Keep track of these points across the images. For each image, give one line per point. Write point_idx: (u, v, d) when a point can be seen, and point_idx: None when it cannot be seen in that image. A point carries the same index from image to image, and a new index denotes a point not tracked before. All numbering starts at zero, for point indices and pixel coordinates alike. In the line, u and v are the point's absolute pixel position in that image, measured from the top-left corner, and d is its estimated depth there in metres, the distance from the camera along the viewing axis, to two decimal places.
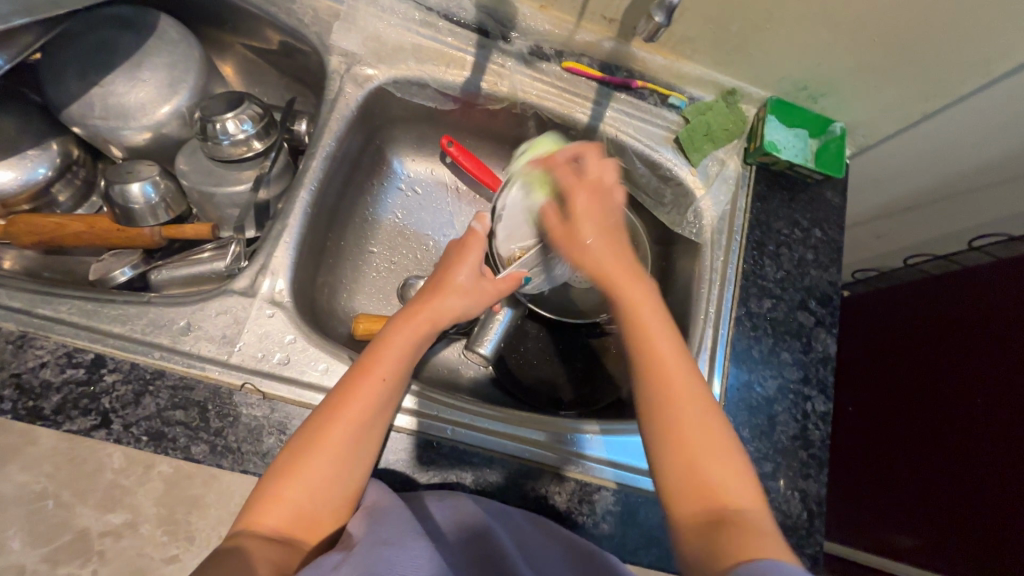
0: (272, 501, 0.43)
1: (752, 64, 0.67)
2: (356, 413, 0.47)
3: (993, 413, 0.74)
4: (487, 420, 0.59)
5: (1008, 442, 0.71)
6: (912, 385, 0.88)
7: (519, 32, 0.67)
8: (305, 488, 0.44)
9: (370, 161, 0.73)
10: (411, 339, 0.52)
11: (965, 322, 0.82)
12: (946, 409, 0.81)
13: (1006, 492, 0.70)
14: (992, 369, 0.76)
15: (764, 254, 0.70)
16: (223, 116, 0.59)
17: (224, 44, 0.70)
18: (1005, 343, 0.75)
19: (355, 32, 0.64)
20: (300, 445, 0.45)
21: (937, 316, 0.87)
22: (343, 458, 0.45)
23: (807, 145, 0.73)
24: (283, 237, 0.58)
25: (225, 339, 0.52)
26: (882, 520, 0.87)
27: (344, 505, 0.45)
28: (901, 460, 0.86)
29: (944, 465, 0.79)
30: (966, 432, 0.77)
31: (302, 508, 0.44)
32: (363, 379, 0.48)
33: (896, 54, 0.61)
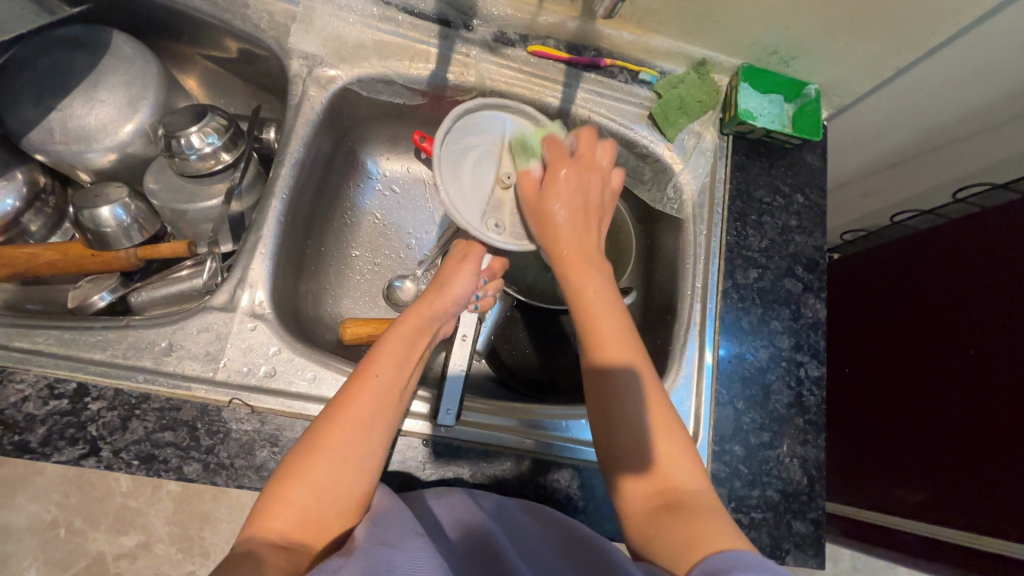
0: (277, 505, 0.42)
1: (721, 33, 0.66)
2: (357, 412, 0.47)
3: (991, 358, 0.74)
4: (483, 415, 0.59)
5: (1009, 386, 0.71)
6: (909, 341, 0.87)
7: (481, 19, 0.66)
8: (308, 490, 0.43)
9: (343, 164, 0.72)
10: (406, 337, 0.53)
11: (957, 273, 0.82)
12: (944, 360, 0.81)
13: (1009, 443, 0.70)
14: (988, 316, 0.76)
15: (747, 224, 0.69)
16: (187, 131, 0.59)
17: (183, 57, 0.69)
18: (1000, 290, 0.75)
19: (313, 33, 0.63)
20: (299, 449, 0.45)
21: (929, 270, 0.87)
22: (346, 460, 0.45)
23: (783, 110, 0.72)
24: (259, 249, 0.57)
25: (208, 356, 0.52)
26: (886, 477, 0.88)
27: (352, 508, 0.44)
28: (903, 416, 0.86)
29: (946, 415, 0.79)
30: (965, 381, 0.77)
31: (308, 509, 0.42)
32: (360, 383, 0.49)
33: (865, 9, 0.60)
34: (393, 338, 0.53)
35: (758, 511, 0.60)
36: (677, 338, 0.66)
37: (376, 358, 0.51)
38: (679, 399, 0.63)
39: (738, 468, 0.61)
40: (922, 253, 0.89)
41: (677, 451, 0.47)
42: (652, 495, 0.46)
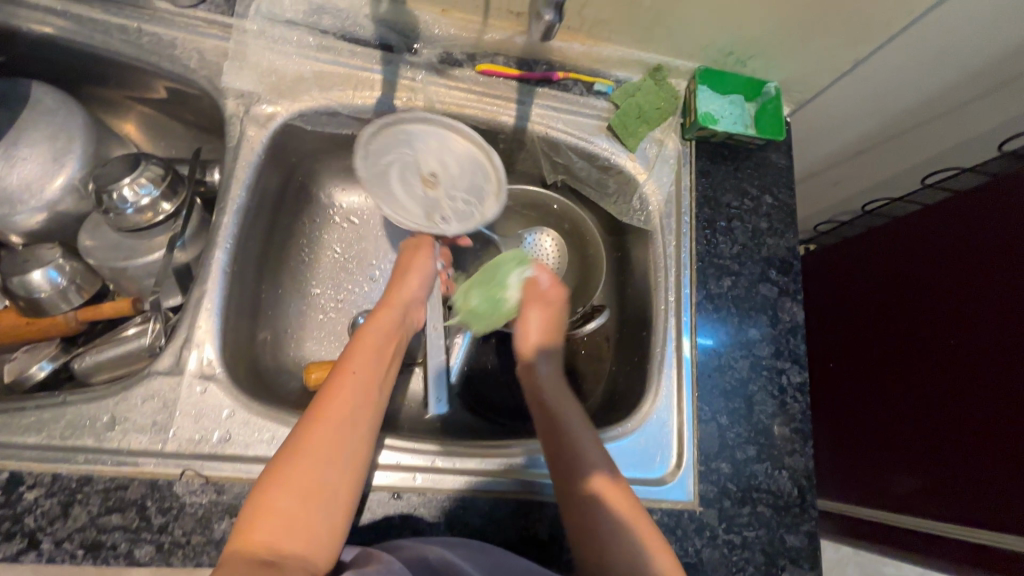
0: (263, 514, 0.41)
1: (673, 38, 0.64)
2: (333, 412, 0.47)
3: (978, 342, 0.72)
4: (463, 459, 0.56)
5: (1001, 370, 0.69)
6: (894, 329, 0.86)
7: (425, 42, 0.63)
8: (292, 497, 0.42)
9: (294, 200, 0.69)
10: (377, 337, 0.54)
11: (938, 256, 0.80)
12: (931, 346, 0.79)
13: (999, 432, 0.69)
14: (973, 299, 0.74)
15: (716, 231, 0.67)
16: (118, 182, 0.55)
17: (115, 103, 0.65)
18: (984, 272, 0.73)
19: (248, 69, 0.59)
20: (280, 454, 0.45)
21: (909, 254, 0.85)
22: (329, 459, 0.45)
23: (744, 110, 0.70)
24: (204, 304, 0.53)
25: (156, 427, 0.48)
26: (879, 470, 0.86)
27: (339, 511, 0.44)
28: (893, 405, 0.84)
29: (937, 402, 0.77)
30: (954, 367, 0.75)
31: (294, 516, 0.42)
32: (339, 383, 0.49)
33: (817, 4, 0.58)
34: (364, 339, 0.53)
35: (750, 530, 0.58)
36: (655, 355, 0.63)
37: (349, 359, 0.52)
38: (661, 420, 0.61)
39: (726, 486, 0.59)
40: (900, 238, 0.87)
41: (648, 529, 0.50)
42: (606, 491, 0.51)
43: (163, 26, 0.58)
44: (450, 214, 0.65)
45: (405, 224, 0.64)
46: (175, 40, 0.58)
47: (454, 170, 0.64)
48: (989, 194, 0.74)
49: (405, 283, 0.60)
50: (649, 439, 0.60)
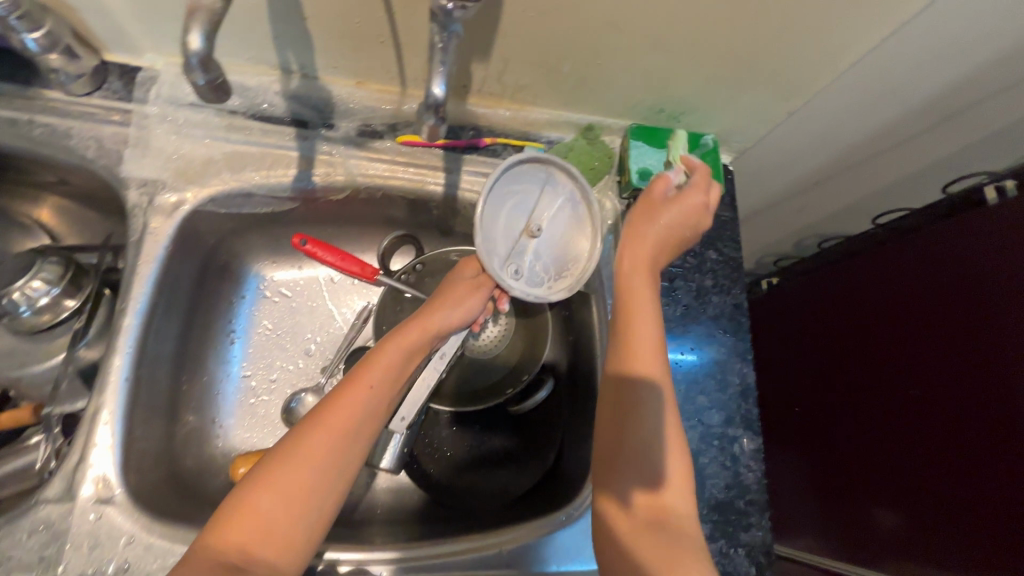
0: (243, 512, 0.43)
1: (601, 98, 0.62)
2: (333, 432, 0.46)
3: (947, 381, 0.69)
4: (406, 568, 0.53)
5: (970, 415, 0.66)
6: (861, 367, 0.83)
7: (342, 116, 0.61)
8: (274, 501, 0.44)
9: (215, 281, 0.65)
10: (403, 350, 0.51)
11: (896, 296, 0.78)
12: (900, 385, 0.76)
13: (971, 488, 0.66)
14: (937, 337, 0.71)
15: (658, 293, 0.65)
16: (12, 287, 0.52)
17: (18, 193, 0.62)
18: (945, 308, 0.70)
19: (150, 156, 0.56)
20: (277, 458, 0.45)
21: (871, 290, 0.83)
22: (315, 482, 0.45)
23: (685, 162, 0.67)
24: (102, 417, 0.49)
25: (44, 563, 0.45)
26: (853, 517, 0.84)
27: (318, 526, 0.46)
28: (867, 446, 0.81)
29: (910, 442, 0.74)
30: (925, 406, 0.72)
31: (270, 519, 0.43)
32: (347, 391, 0.48)
33: (742, 64, 0.56)
34: (389, 349, 0.51)
35: None
36: None
37: (371, 368, 0.50)
38: None
39: None
40: (862, 271, 0.84)
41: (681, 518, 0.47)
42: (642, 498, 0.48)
43: (54, 116, 0.55)
44: (527, 269, 0.55)
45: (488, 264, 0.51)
46: (70, 130, 0.55)
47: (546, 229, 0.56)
48: (944, 236, 0.72)
49: (453, 297, 0.56)
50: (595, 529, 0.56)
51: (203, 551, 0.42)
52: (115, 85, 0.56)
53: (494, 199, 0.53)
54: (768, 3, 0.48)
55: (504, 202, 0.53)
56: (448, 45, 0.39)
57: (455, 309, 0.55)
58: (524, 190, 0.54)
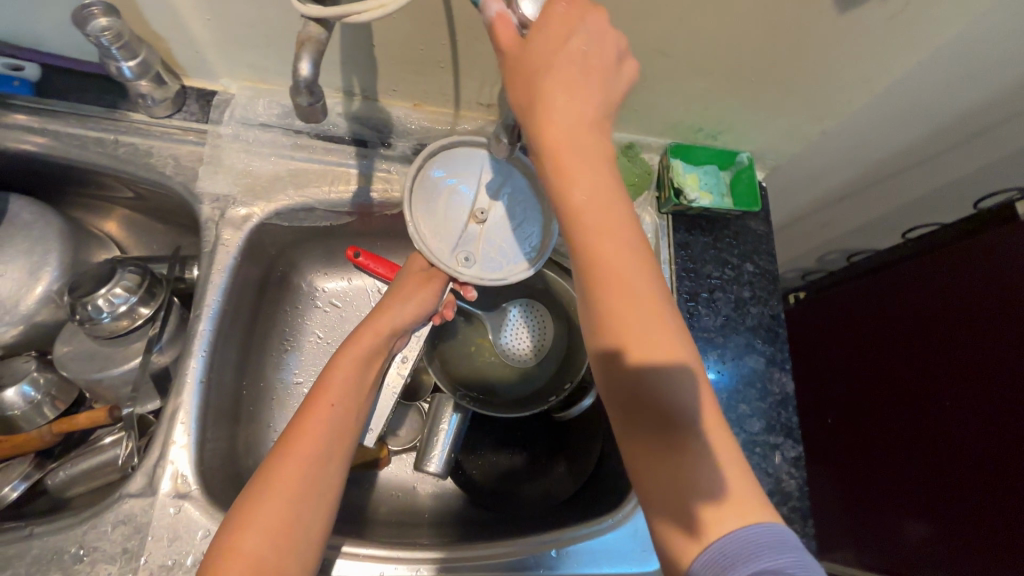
0: (233, 558, 0.41)
1: (642, 118, 0.65)
2: (308, 454, 0.46)
3: (967, 391, 0.72)
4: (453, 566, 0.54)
5: (994, 427, 0.68)
6: (883, 381, 0.85)
7: (399, 135, 0.64)
8: (261, 537, 0.42)
9: (275, 290, 0.69)
10: (359, 358, 0.52)
11: (920, 308, 0.80)
12: (921, 396, 0.78)
13: (993, 499, 0.68)
14: (953, 349, 0.74)
15: (699, 303, 0.67)
16: (93, 295, 0.55)
17: (96, 206, 0.66)
18: (961, 321, 0.73)
19: (222, 173, 0.60)
20: (254, 497, 0.44)
21: (893, 301, 0.84)
22: (300, 500, 0.44)
23: (720, 178, 0.70)
24: (179, 416, 0.53)
25: (127, 554, 0.47)
26: (879, 524, 0.85)
27: (313, 547, 0.45)
28: (892, 458, 0.83)
29: (933, 454, 0.76)
30: (947, 417, 0.74)
31: (263, 557, 0.41)
32: (310, 416, 0.48)
33: (780, 88, 0.59)
34: (346, 360, 0.51)
35: None
36: None
37: (327, 386, 0.50)
38: None
39: None
40: (884, 285, 0.86)
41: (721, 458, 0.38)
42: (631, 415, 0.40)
43: (138, 136, 0.59)
44: (480, 255, 0.56)
45: (431, 260, 0.55)
46: (151, 148, 0.59)
47: (497, 211, 0.57)
48: (966, 252, 0.73)
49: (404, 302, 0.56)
50: (638, 531, 0.58)
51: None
52: (193, 107, 0.61)
53: (419, 196, 0.55)
54: (808, 31, 0.51)
55: (431, 198, 0.56)
56: None
57: (408, 305, 0.56)
58: (458, 180, 0.57)
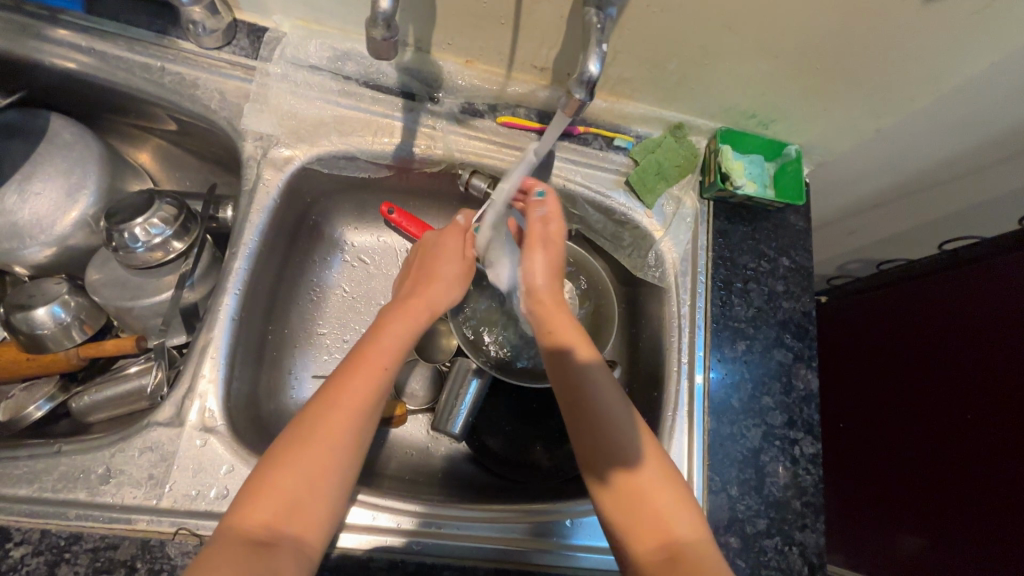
0: (267, 493, 0.40)
1: (696, 98, 0.64)
2: (356, 405, 0.45)
3: (986, 390, 0.69)
4: (452, 523, 0.54)
5: (1004, 440, 0.65)
6: (897, 385, 0.82)
7: (447, 91, 0.63)
8: (297, 481, 0.41)
9: (308, 238, 0.68)
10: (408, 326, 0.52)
11: (942, 315, 0.77)
12: (938, 398, 0.75)
13: (992, 515, 0.66)
14: (979, 348, 0.71)
15: (732, 293, 0.66)
16: (131, 223, 0.53)
17: (134, 135, 0.66)
18: (989, 317, 0.70)
19: (267, 112, 0.59)
20: (298, 440, 0.42)
21: (916, 306, 0.82)
22: (340, 448, 0.43)
23: (764, 169, 0.69)
24: (209, 351, 0.53)
25: (152, 481, 0.47)
26: (866, 528, 0.84)
27: (341, 496, 0.43)
28: (892, 462, 0.81)
29: (951, 457, 0.72)
30: (965, 418, 0.71)
31: (296, 501, 0.41)
32: (360, 368, 0.47)
33: (845, 78, 0.58)
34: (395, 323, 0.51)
35: None
36: (666, 423, 0.62)
37: (383, 337, 0.49)
38: None
39: (735, 562, 0.58)
40: (909, 289, 0.83)
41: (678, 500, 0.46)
42: (654, 552, 0.44)
43: (185, 66, 0.58)
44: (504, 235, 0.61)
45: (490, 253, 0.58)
46: (197, 80, 0.58)
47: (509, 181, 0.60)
48: (1000, 261, 0.70)
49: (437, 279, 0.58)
50: None
51: (225, 535, 0.39)
52: (243, 42, 0.60)
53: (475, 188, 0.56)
54: (887, 18, 0.49)
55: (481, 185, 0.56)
56: (605, 26, 0.40)
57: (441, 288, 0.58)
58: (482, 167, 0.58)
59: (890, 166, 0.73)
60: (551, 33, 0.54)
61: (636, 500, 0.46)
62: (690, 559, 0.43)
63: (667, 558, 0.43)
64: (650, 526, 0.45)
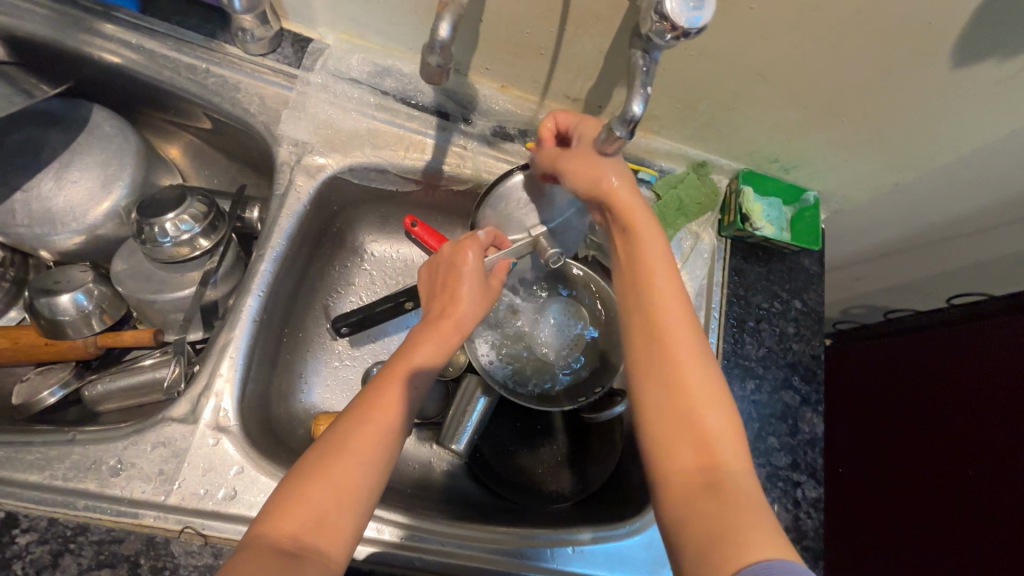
0: (297, 503, 0.40)
1: (722, 139, 0.65)
2: (385, 422, 0.45)
3: (987, 445, 0.69)
4: (450, 540, 0.54)
5: (1005, 495, 0.66)
6: (900, 435, 0.82)
7: (480, 113, 0.64)
8: (327, 491, 0.41)
9: (330, 245, 0.69)
10: (436, 341, 0.51)
11: (947, 368, 0.78)
12: (938, 450, 0.75)
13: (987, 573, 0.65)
14: (982, 400, 0.72)
15: (744, 331, 0.67)
16: (161, 218, 0.54)
17: (169, 130, 0.67)
18: (995, 372, 0.71)
19: (305, 120, 0.61)
20: (328, 452, 0.43)
21: (920, 357, 0.82)
22: (370, 461, 0.43)
23: (782, 213, 0.70)
24: (228, 351, 0.53)
25: (162, 477, 0.47)
26: None
27: (366, 510, 0.43)
28: (889, 512, 0.80)
29: (951, 510, 0.72)
30: (965, 473, 0.71)
31: (325, 512, 0.40)
32: (391, 384, 0.47)
33: (869, 131, 0.59)
34: (424, 339, 0.51)
35: None
36: None
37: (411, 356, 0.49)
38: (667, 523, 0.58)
39: None
40: (915, 340, 0.84)
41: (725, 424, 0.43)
42: (692, 473, 0.41)
43: (229, 70, 0.60)
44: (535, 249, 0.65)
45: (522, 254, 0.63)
46: (239, 84, 0.60)
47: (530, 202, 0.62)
48: (1006, 320, 0.71)
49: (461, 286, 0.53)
50: (649, 545, 0.57)
51: (258, 542, 0.38)
52: (287, 51, 0.61)
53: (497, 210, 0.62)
54: (915, 79, 0.51)
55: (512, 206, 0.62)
56: (650, 69, 0.41)
57: (472, 302, 0.53)
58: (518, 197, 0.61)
59: (905, 219, 0.75)
60: (588, 67, 0.56)
61: (686, 412, 0.43)
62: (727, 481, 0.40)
63: (702, 484, 0.40)
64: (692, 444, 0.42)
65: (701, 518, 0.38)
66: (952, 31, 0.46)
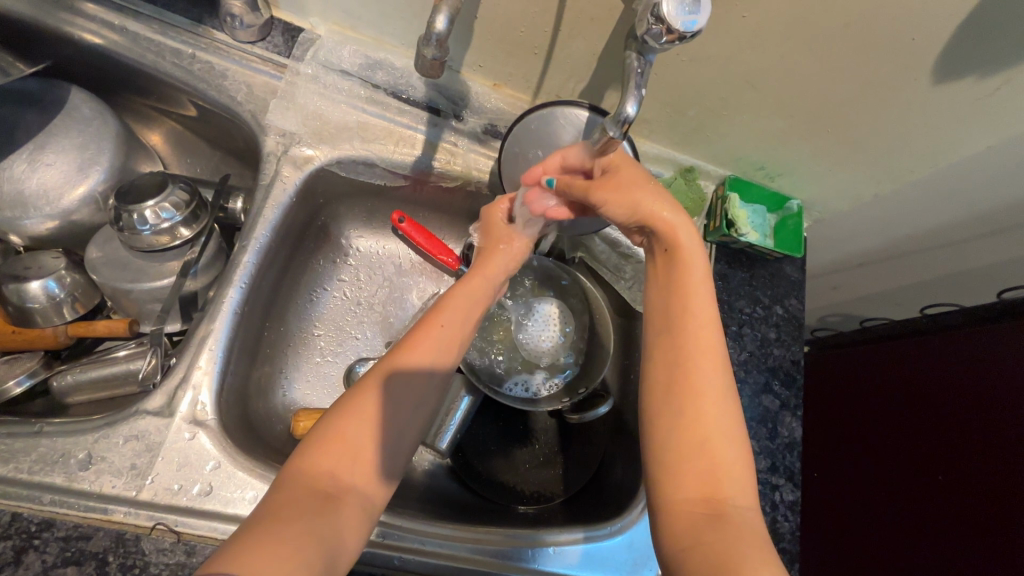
0: (335, 442, 0.41)
1: (710, 145, 0.66)
2: (422, 363, 0.47)
3: (958, 453, 0.71)
4: (434, 539, 0.54)
5: (975, 503, 0.68)
6: (876, 442, 0.84)
7: (472, 110, 0.64)
8: (365, 430, 0.42)
9: (315, 238, 0.68)
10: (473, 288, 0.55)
11: (919, 377, 0.79)
12: (910, 457, 0.77)
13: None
14: (952, 409, 0.74)
15: (726, 335, 0.68)
16: (141, 205, 0.52)
17: (151, 116, 0.65)
18: (964, 381, 0.73)
19: (293, 110, 0.60)
20: (365, 393, 0.44)
21: (893, 366, 0.85)
22: (408, 401, 0.46)
23: (767, 220, 0.71)
24: (207, 343, 0.52)
25: (134, 471, 0.46)
26: None
27: (400, 452, 0.44)
28: (863, 516, 0.82)
29: (921, 517, 0.73)
30: (935, 480, 0.73)
31: (363, 450, 0.42)
32: (432, 325, 0.50)
33: (852, 143, 0.61)
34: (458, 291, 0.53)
35: None
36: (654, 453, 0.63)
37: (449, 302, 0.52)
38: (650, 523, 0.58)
39: None
40: (889, 349, 0.86)
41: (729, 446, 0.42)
42: (696, 502, 0.40)
43: (216, 56, 0.59)
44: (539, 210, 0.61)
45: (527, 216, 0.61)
46: (226, 71, 0.59)
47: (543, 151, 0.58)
48: (976, 331, 0.73)
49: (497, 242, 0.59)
50: (630, 545, 0.57)
51: (295, 479, 0.39)
52: (277, 39, 0.60)
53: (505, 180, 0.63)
54: (897, 94, 0.53)
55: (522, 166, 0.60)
56: (645, 71, 0.42)
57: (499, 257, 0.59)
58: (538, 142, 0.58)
59: (883, 230, 0.77)
60: (581, 69, 0.56)
61: (694, 440, 0.42)
62: (732, 514, 0.39)
63: (703, 516, 0.39)
64: (698, 470, 0.41)
65: (702, 554, 0.37)
66: (933, 48, 0.47)
